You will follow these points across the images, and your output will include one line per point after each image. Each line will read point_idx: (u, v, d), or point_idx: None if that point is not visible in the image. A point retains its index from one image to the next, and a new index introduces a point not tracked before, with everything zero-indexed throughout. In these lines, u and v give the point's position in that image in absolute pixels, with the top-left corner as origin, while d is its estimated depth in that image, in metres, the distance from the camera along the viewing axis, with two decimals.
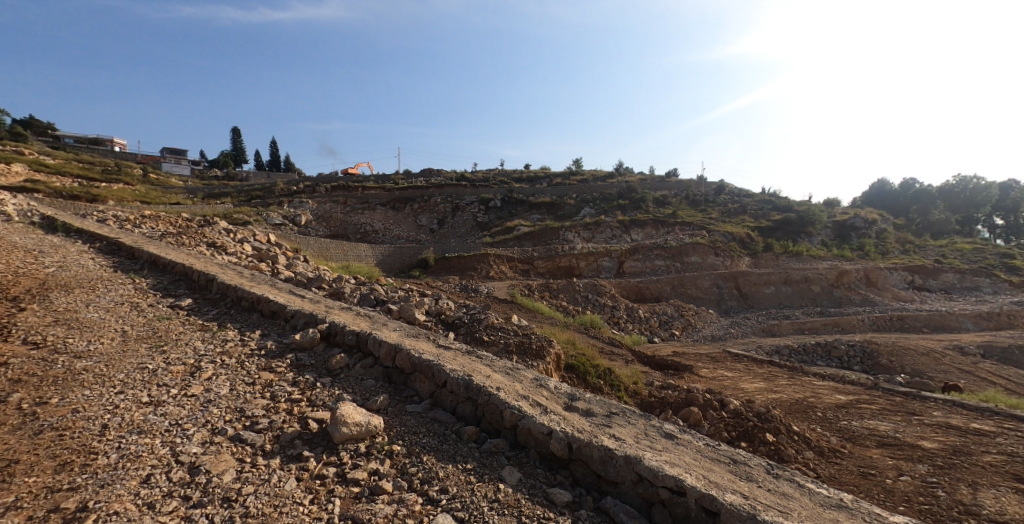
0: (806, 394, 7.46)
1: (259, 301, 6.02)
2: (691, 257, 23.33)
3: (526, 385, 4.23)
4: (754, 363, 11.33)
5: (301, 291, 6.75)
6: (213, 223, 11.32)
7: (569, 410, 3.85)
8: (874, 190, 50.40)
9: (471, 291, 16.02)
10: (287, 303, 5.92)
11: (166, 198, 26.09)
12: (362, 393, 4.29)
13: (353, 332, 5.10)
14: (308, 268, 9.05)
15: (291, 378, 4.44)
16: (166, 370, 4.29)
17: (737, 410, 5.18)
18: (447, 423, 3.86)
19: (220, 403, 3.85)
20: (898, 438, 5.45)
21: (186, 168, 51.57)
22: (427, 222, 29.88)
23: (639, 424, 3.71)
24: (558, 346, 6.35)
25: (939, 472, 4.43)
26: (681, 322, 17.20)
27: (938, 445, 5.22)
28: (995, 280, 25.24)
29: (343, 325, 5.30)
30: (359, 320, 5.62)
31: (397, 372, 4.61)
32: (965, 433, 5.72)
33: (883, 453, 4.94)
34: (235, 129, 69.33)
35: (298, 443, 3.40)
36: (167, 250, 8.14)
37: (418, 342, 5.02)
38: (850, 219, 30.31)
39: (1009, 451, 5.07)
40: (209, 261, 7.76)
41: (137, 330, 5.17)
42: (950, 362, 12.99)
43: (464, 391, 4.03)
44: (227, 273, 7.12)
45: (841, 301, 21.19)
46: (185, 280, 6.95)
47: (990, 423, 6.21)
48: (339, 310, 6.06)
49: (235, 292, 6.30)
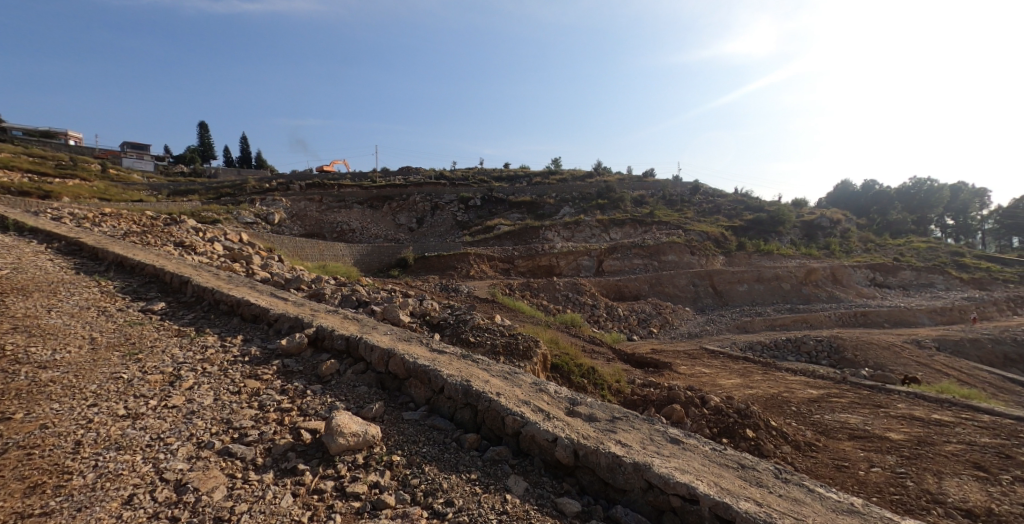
0: (780, 389, 7.69)
1: (238, 305, 5.80)
2: (668, 255, 23.72)
3: (526, 389, 4.21)
4: (730, 360, 11.61)
5: (281, 293, 6.55)
6: (181, 222, 10.88)
7: (572, 415, 3.86)
8: (837, 191, 52.41)
9: (451, 290, 15.91)
10: (268, 306, 5.74)
11: (128, 195, 24.94)
12: (356, 400, 4.19)
13: (342, 336, 4.98)
14: (284, 268, 8.79)
15: (278, 386, 4.31)
16: (142, 379, 4.09)
17: (718, 407, 5.29)
18: (447, 430, 3.80)
19: (205, 414, 3.69)
20: (867, 430, 5.67)
21: (150, 163, 49.50)
22: (405, 221, 29.49)
23: (644, 429, 3.74)
24: (544, 346, 6.35)
25: (907, 462, 4.62)
26: (658, 320, 17.49)
27: (904, 436, 5.46)
28: (948, 277, 26.58)
29: (331, 329, 5.16)
30: (346, 324, 5.49)
31: (391, 378, 4.53)
32: (928, 423, 5.99)
33: (855, 445, 5.12)
34: (202, 123, 66.98)
35: (292, 455, 3.29)
36: (134, 251, 7.77)
37: (411, 346, 4.94)
38: (817, 219, 31.40)
39: (968, 440, 5.34)
40: (180, 262, 7.45)
41: (106, 336, 4.92)
42: (909, 355, 13.62)
43: (463, 397, 3.98)
44: (202, 274, 6.85)
45: (809, 298, 21.92)
46: (155, 283, 6.65)
47: (949, 414, 6.53)
48: (324, 313, 5.90)
49: (213, 295, 6.07)
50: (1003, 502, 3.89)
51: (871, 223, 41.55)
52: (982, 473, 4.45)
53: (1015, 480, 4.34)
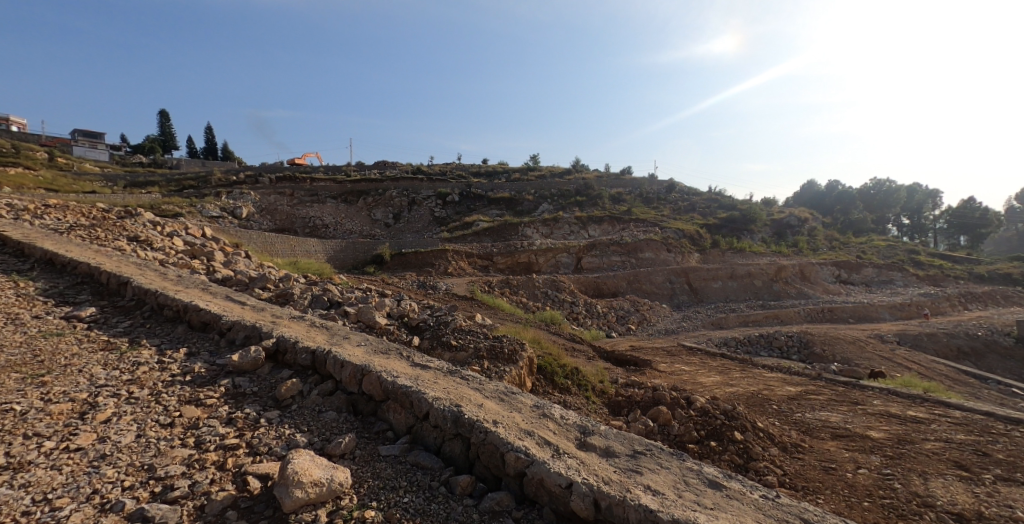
0: (759, 387, 7.74)
1: (185, 311, 5.42)
2: (645, 253, 23.90)
3: (528, 417, 3.92)
4: (707, 356, 11.71)
5: (239, 297, 6.13)
6: (135, 214, 10.25)
7: (586, 450, 3.57)
8: (803, 191, 54.28)
9: (429, 288, 15.60)
10: (221, 313, 5.36)
11: (79, 186, 23.55)
12: (322, 430, 3.88)
13: (306, 351, 4.70)
14: (249, 265, 8.35)
15: (225, 414, 3.94)
16: (41, 413, 3.58)
17: (704, 408, 5.22)
18: (433, 470, 3.52)
19: (120, 460, 3.22)
20: (848, 428, 5.71)
21: (105, 153, 46.96)
22: (382, 217, 28.86)
23: (675, 470, 3.41)
24: (529, 348, 6.12)
25: (891, 462, 4.66)
26: (636, 317, 17.65)
27: (884, 435, 5.50)
28: (906, 274, 27.72)
29: (293, 341, 4.85)
30: (314, 334, 5.14)
31: (364, 400, 4.28)
32: (905, 421, 6.09)
33: (838, 444, 5.15)
34: (163, 111, 64.00)
35: (233, 515, 2.90)
36: (73, 248, 7.17)
37: (392, 361, 4.64)
38: (786, 218, 32.35)
39: (945, 437, 5.44)
40: (124, 260, 6.90)
41: (13, 352, 4.41)
42: (872, 349, 14.09)
43: (453, 427, 3.72)
44: (146, 275, 6.35)
45: (779, 294, 22.48)
46: (89, 285, 6.14)
47: (922, 410, 6.66)
48: (288, 320, 5.52)
49: (154, 299, 5.64)
50: (991, 504, 3.93)
51: (836, 222, 43.13)
52: (965, 473, 4.50)
53: (997, 479, 4.41)
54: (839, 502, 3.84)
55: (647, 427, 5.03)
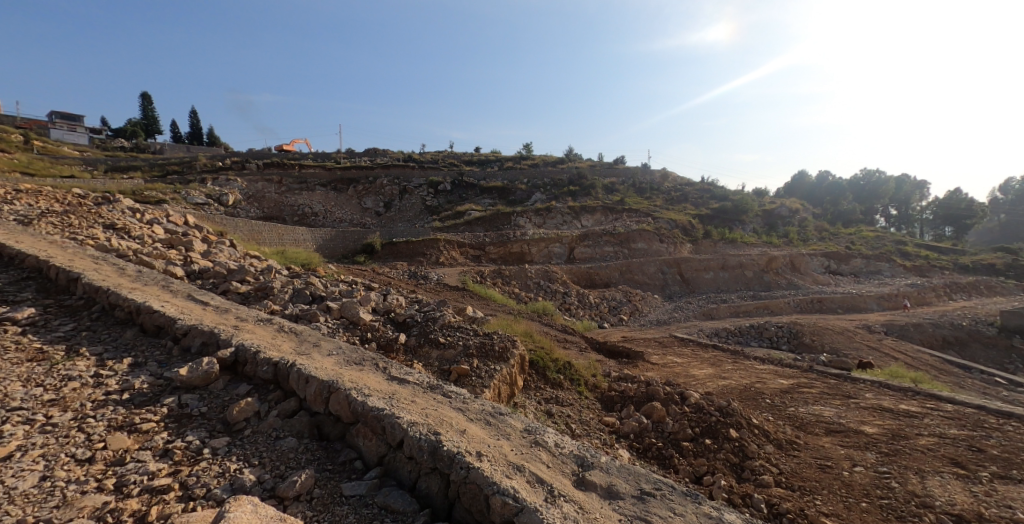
0: (752, 380, 7.69)
1: (139, 312, 4.87)
2: (638, 243, 23.84)
3: (520, 447, 3.54)
4: (699, 348, 11.69)
5: (202, 296, 5.63)
6: (113, 201, 9.93)
7: (584, 490, 3.19)
8: (793, 182, 54.71)
9: (420, 278, 15.38)
10: (177, 315, 4.84)
11: (57, 170, 22.86)
12: (278, 463, 3.36)
13: (268, 363, 4.18)
14: (231, 256, 8.09)
15: (161, 443, 3.36)
16: None
17: (699, 404, 5.14)
18: (405, 513, 3.04)
19: (8, 515, 2.59)
20: (842, 423, 5.68)
21: (86, 137, 45.81)
22: (372, 206, 28.50)
23: (690, 515, 3.05)
24: (520, 344, 5.96)
25: (887, 460, 4.64)
26: (628, 307, 17.65)
27: (878, 430, 5.49)
28: (893, 264, 28.01)
29: (254, 351, 4.34)
30: (279, 342, 4.67)
31: (331, 423, 3.79)
32: (898, 415, 6.08)
33: (833, 440, 5.11)
34: (145, 94, 62.05)
35: None
36: (29, 240, 6.67)
37: (365, 376, 4.20)
38: (777, 209, 32.50)
39: (938, 432, 5.43)
40: (82, 252, 6.38)
41: None
42: (861, 339, 14.20)
43: (430, 460, 3.26)
44: (103, 269, 5.77)
45: (770, 285, 22.59)
46: (35, 281, 5.50)
47: (915, 403, 6.67)
48: (256, 323, 5.08)
49: (106, 298, 5.06)
50: (991, 505, 3.91)
51: (825, 213, 43.43)
52: (962, 471, 4.49)
53: (993, 477, 4.40)
54: (837, 503, 3.84)
55: (640, 424, 4.98)
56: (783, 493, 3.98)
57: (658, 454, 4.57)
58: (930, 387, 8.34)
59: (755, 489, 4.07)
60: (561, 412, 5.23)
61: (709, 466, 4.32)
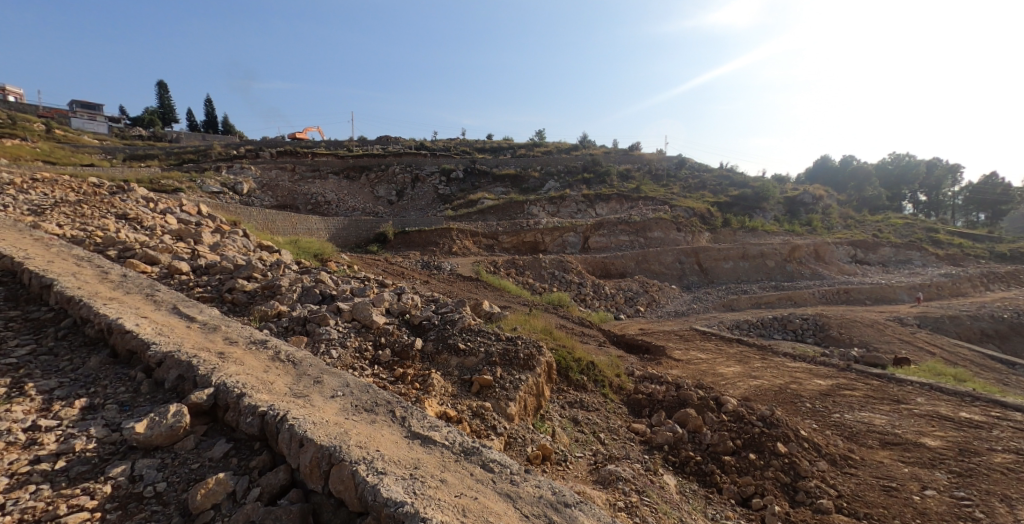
0: (787, 380, 7.38)
1: (110, 332, 4.19)
2: (654, 232, 23.25)
3: None
4: (723, 342, 11.26)
5: (189, 307, 4.98)
6: (126, 190, 9.79)
7: None
8: (814, 167, 53.20)
9: (433, 268, 15.15)
10: (150, 335, 4.11)
11: (76, 159, 23.16)
12: None
13: (255, 415, 3.21)
14: (239, 249, 7.84)
15: None
16: None
17: (737, 413, 5.00)
18: None
19: None
20: (898, 435, 5.68)
21: (105, 125, 46.40)
22: (385, 194, 28.27)
23: None
24: (547, 351, 5.57)
25: (964, 483, 4.66)
26: (645, 298, 17.26)
27: (940, 443, 5.50)
28: (924, 253, 26.91)
29: (238, 393, 3.41)
30: (272, 372, 3.87)
31: (331, 508, 2.77)
32: (961, 426, 5.98)
33: (893, 456, 5.15)
34: (161, 82, 62.80)
35: None
36: (14, 236, 6.21)
37: (378, 433, 3.20)
38: (800, 195, 31.39)
39: (1015, 449, 5.37)
40: (68, 252, 5.96)
41: None
42: (892, 332, 13.61)
43: None
44: (84, 273, 5.33)
45: (792, 275, 21.96)
46: (6, 285, 5.11)
47: (978, 412, 6.43)
48: (246, 343, 4.34)
49: (77, 311, 4.52)
50: None
51: (849, 199, 42.07)
52: None
53: None
54: None
55: (675, 434, 4.77)
56: (844, 521, 3.92)
57: (696, 469, 4.43)
58: (986, 389, 7.88)
59: (814, 515, 3.99)
60: (588, 420, 4.98)
61: (757, 485, 4.19)
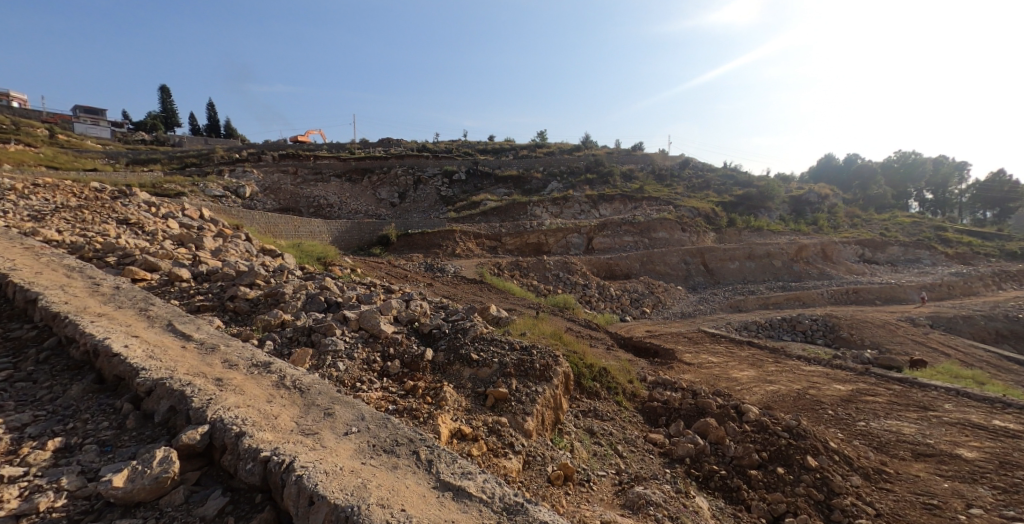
0: (805, 385, 7.20)
1: (98, 357, 4.02)
2: (659, 233, 23.06)
3: None
4: (733, 344, 11.06)
5: (186, 325, 4.82)
6: (127, 194, 9.70)
7: None
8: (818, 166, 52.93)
9: (437, 270, 15.02)
10: (142, 360, 3.93)
11: (78, 163, 23.12)
12: None
13: (258, 463, 3.00)
14: (240, 253, 7.71)
15: None
16: None
17: (760, 423, 4.88)
18: None
19: None
20: (930, 445, 5.50)
21: (108, 130, 46.53)
22: (387, 196, 28.14)
23: None
24: (563, 360, 5.38)
25: (1009, 499, 4.49)
26: (651, 299, 17.07)
27: (977, 455, 5.33)
28: (933, 252, 26.66)
29: (237, 435, 3.22)
30: (277, 404, 3.69)
31: None
32: (996, 435, 5.80)
33: (929, 469, 4.99)
34: (162, 86, 62.93)
35: None
36: (7, 245, 6.07)
37: (404, 486, 2.94)
38: (805, 194, 31.10)
39: None
40: (62, 261, 5.83)
41: None
42: (904, 333, 13.40)
43: None
44: (77, 286, 5.18)
45: (799, 275, 21.73)
46: None
47: (1010, 420, 6.23)
48: (248, 368, 4.17)
49: (62, 330, 4.38)
50: None
51: (854, 198, 41.75)
52: None
53: None
54: None
55: (696, 446, 4.64)
56: None
57: (724, 485, 4.30)
58: (1011, 392, 7.69)
59: None
60: (603, 431, 4.81)
61: (788, 503, 4.07)
